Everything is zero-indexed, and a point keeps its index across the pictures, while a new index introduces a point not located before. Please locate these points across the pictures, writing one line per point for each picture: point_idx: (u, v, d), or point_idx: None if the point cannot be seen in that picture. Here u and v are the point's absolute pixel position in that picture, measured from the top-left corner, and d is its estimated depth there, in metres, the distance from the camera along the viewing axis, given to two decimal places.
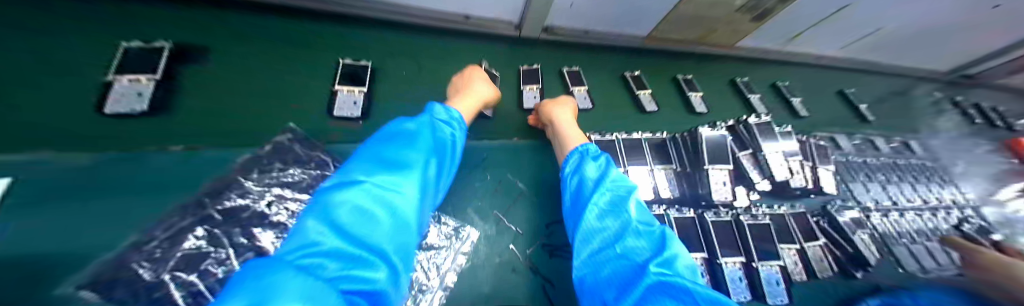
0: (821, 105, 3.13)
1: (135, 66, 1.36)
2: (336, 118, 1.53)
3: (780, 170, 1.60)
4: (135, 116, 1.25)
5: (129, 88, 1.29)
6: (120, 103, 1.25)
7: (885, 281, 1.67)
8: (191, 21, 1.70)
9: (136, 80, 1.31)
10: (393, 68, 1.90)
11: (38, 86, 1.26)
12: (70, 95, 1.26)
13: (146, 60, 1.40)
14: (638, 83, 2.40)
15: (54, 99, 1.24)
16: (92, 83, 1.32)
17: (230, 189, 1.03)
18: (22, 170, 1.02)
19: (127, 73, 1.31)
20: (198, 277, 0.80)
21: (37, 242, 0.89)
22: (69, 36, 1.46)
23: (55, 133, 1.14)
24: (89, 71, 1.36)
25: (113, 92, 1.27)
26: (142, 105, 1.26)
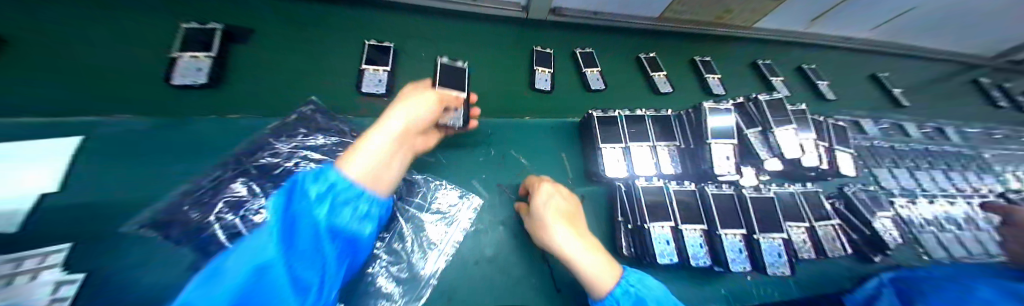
0: (851, 89, 2.95)
1: (195, 45, 1.53)
2: (364, 94, 1.64)
3: (793, 148, 1.55)
4: (196, 88, 1.42)
5: (190, 63, 1.47)
6: (185, 76, 1.42)
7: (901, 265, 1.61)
8: (234, 7, 1.87)
9: (195, 57, 1.49)
10: (411, 49, 1.99)
11: (118, 64, 1.48)
12: (141, 71, 1.47)
13: (201, 39, 1.55)
14: (651, 65, 2.36)
15: (130, 74, 1.45)
16: (160, 62, 1.54)
17: (265, 149, 1.15)
18: (88, 129, 1.17)
19: (189, 51, 1.50)
20: (240, 220, 0.94)
21: (114, 189, 1.06)
22: (138, 21, 1.67)
23: (133, 103, 1.35)
24: (158, 52, 1.58)
25: (178, 66, 1.44)
26: (202, 77, 1.42)
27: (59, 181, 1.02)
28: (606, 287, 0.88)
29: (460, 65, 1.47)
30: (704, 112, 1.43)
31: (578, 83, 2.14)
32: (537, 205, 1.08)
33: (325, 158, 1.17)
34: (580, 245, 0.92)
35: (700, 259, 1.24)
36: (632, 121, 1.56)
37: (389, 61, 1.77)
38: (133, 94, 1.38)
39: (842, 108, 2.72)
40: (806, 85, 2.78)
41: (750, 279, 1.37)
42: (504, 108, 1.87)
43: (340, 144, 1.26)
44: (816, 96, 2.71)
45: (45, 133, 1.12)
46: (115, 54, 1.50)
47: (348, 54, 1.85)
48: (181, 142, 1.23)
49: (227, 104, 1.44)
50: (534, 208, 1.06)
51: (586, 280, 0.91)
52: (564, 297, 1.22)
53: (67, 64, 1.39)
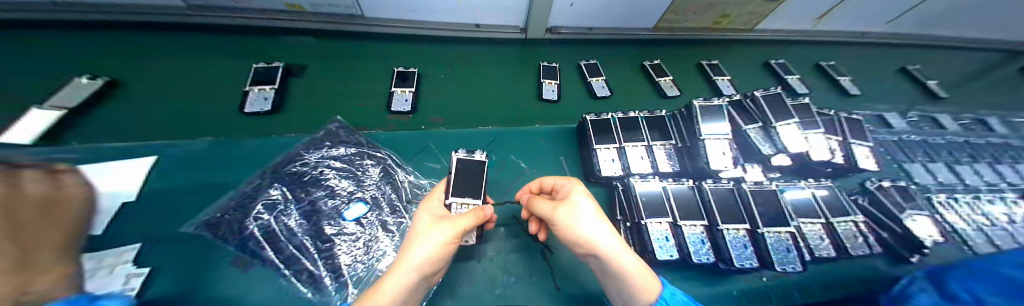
0: (876, 82, 2.80)
1: (261, 80, 1.87)
2: (393, 112, 1.86)
3: (797, 142, 1.52)
4: (263, 114, 1.72)
5: (259, 94, 1.80)
6: (255, 104, 1.74)
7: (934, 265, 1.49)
8: (282, 47, 2.22)
9: (262, 89, 1.82)
10: (432, 72, 2.22)
11: (187, 98, 1.81)
12: (203, 103, 1.79)
13: (268, 74, 1.90)
14: (658, 71, 2.43)
15: (193, 105, 1.77)
16: (218, 94, 1.85)
17: (296, 160, 1.34)
18: (161, 150, 1.43)
19: (257, 85, 1.83)
20: (273, 220, 1.11)
21: (176, 195, 1.28)
22: (206, 64, 2.03)
23: (196, 128, 1.64)
24: (217, 87, 1.90)
25: (250, 97, 1.77)
26: (267, 106, 1.74)
27: (138, 192, 1.26)
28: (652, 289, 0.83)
29: (479, 159, 1.28)
30: (695, 109, 1.49)
31: (584, 91, 2.24)
32: (578, 199, 0.98)
33: (344, 167, 1.37)
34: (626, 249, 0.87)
35: (702, 255, 1.21)
36: (627, 123, 1.61)
37: (412, 83, 2.01)
38: (198, 122, 1.68)
39: (868, 103, 2.58)
40: (822, 81, 2.69)
41: (766, 280, 1.28)
42: (507, 117, 1.98)
43: (359, 154, 1.45)
44: (835, 92, 2.60)
45: (132, 155, 1.40)
46: (188, 91, 1.86)
47: (378, 80, 2.09)
48: (230, 158, 1.45)
49: (269, 126, 1.70)
50: (576, 200, 0.95)
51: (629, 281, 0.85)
52: (565, 294, 1.24)
53: (156, 103, 1.75)
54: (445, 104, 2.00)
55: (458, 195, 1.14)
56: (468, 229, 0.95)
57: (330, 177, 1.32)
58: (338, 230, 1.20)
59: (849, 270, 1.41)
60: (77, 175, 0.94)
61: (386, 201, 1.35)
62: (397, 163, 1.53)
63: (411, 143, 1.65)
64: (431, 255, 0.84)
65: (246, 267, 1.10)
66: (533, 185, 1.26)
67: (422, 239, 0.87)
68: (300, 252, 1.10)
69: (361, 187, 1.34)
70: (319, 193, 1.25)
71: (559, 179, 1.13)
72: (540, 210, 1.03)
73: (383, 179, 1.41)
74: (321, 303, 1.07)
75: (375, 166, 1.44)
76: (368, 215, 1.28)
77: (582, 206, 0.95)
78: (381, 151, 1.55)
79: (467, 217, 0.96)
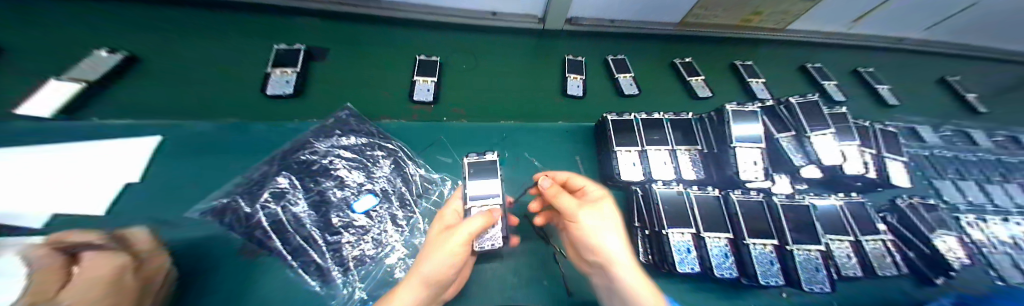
0: (914, 92, 2.64)
1: (283, 61, 1.79)
2: (416, 102, 1.77)
3: (834, 155, 1.42)
4: (285, 97, 1.65)
5: (280, 78, 1.72)
6: (277, 87, 1.67)
7: (955, 289, 1.44)
8: (291, 27, 2.13)
9: (284, 72, 1.74)
10: (453, 61, 2.12)
11: (195, 75, 1.75)
12: (209, 81, 1.73)
13: (290, 56, 1.83)
14: (690, 70, 2.28)
15: (200, 84, 1.70)
16: (225, 73, 1.79)
17: (304, 147, 1.25)
18: (166, 129, 1.38)
19: (278, 67, 1.75)
20: (280, 209, 1.04)
21: (181, 178, 1.25)
22: (212, 41, 1.95)
23: (201, 108, 1.58)
24: (225, 65, 1.84)
25: (271, 81, 1.70)
26: (290, 89, 1.66)
27: (143, 174, 1.22)
28: None
29: (491, 158, 1.19)
30: (727, 114, 1.38)
31: (610, 88, 2.14)
32: (605, 208, 0.91)
33: (355, 157, 1.31)
34: (639, 273, 0.84)
35: (724, 270, 1.18)
36: (650, 125, 1.52)
37: (435, 72, 1.91)
38: (203, 103, 1.61)
39: (903, 113, 2.43)
40: (855, 89, 2.54)
41: (785, 297, 1.24)
42: (523, 111, 1.89)
43: (369, 145, 1.38)
44: (869, 101, 2.45)
45: (138, 132, 1.37)
46: (196, 68, 1.79)
47: (397, 68, 2.00)
48: (234, 142, 1.39)
49: (278, 110, 1.63)
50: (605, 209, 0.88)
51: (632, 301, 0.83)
52: (577, 299, 1.20)
53: (164, 81, 1.69)
54: (462, 95, 1.91)
55: (477, 199, 1.06)
56: (478, 232, 0.82)
57: (340, 167, 1.25)
58: (347, 222, 1.16)
59: (871, 289, 1.35)
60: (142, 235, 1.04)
61: (396, 195, 1.31)
62: (408, 155, 1.47)
63: (422, 134, 1.59)
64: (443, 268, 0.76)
65: (253, 256, 1.07)
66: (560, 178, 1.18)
67: (437, 247, 0.78)
68: (308, 243, 1.05)
69: (370, 178, 1.29)
70: (327, 183, 1.19)
71: (591, 185, 1.06)
72: (560, 205, 0.91)
73: (394, 171, 1.36)
74: (328, 296, 1.05)
75: (386, 158, 1.38)
76: (378, 208, 1.24)
77: (608, 218, 0.88)
78: (392, 142, 1.48)
79: (473, 220, 0.82)
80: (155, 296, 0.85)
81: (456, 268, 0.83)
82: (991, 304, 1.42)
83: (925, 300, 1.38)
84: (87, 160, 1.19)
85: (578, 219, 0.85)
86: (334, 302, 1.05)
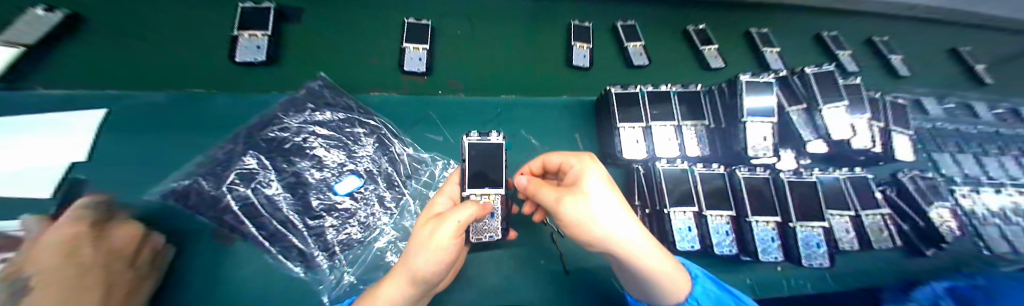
0: (925, 64, 2.53)
1: (252, 21, 1.54)
2: (407, 73, 1.59)
3: (843, 128, 1.34)
4: (256, 65, 1.45)
5: (250, 42, 1.50)
6: (246, 53, 1.46)
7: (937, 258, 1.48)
8: None
9: (253, 35, 1.51)
10: (446, 26, 1.85)
11: (143, 37, 1.50)
12: (159, 46, 1.49)
13: (260, 17, 1.57)
14: (703, 37, 2.10)
15: (151, 49, 1.47)
16: (179, 36, 1.55)
17: (273, 123, 1.12)
18: (113, 103, 1.22)
19: (248, 29, 1.51)
20: (252, 191, 0.95)
21: (141, 159, 1.13)
22: None
23: (155, 78, 1.39)
24: (178, 25, 1.57)
25: (239, 45, 1.48)
26: (261, 55, 1.45)
27: (89, 151, 1.09)
28: (681, 291, 0.71)
29: (495, 141, 1.02)
30: (739, 85, 1.27)
31: (619, 58, 1.96)
32: (589, 183, 0.68)
33: (332, 134, 1.19)
34: (656, 247, 0.67)
35: (725, 247, 1.17)
36: (656, 98, 1.41)
37: (428, 38, 1.67)
38: (150, 73, 1.40)
39: (911, 86, 2.35)
40: (868, 60, 2.42)
41: (780, 270, 1.24)
42: (521, 83, 1.73)
43: (348, 121, 1.25)
44: (880, 73, 2.36)
45: (80, 106, 1.19)
46: (142, 28, 1.53)
47: (382, 34, 1.75)
48: (194, 120, 1.24)
49: (250, 80, 1.43)
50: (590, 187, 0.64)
51: (655, 284, 0.70)
52: (573, 277, 1.19)
53: (108, 42, 1.44)
54: (454, 65, 1.71)
55: (476, 186, 0.98)
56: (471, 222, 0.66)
57: (316, 146, 1.14)
58: (328, 204, 1.07)
59: (857, 260, 1.38)
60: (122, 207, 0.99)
61: (382, 175, 1.21)
62: (393, 132, 1.35)
63: (410, 110, 1.45)
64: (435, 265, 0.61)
65: (229, 242, 1.01)
66: (536, 166, 1.00)
67: (422, 241, 0.62)
68: (286, 227, 0.97)
69: (352, 158, 1.18)
70: (303, 164, 1.08)
71: (567, 158, 0.83)
72: (543, 200, 0.74)
73: (379, 151, 1.25)
74: (315, 281, 1.00)
75: (369, 136, 1.26)
76: (363, 190, 1.15)
77: (598, 195, 0.65)
78: (374, 118, 1.35)
79: (463, 209, 0.66)
80: (146, 274, 0.85)
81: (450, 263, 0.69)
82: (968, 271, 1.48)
83: (908, 269, 1.42)
84: (19, 138, 1.03)
85: (563, 213, 0.66)
86: (322, 287, 1.00)
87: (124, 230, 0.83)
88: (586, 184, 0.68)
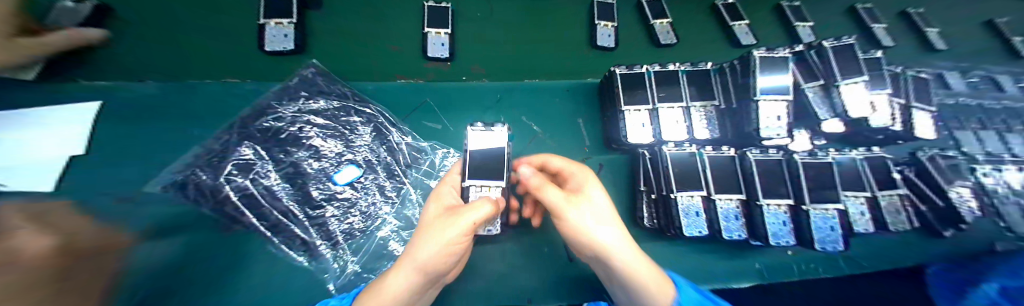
0: (958, 36, 2.36)
1: (278, 8, 1.45)
2: (430, 59, 1.53)
3: (862, 105, 1.26)
4: (286, 54, 1.42)
5: (277, 30, 1.43)
6: (274, 42, 1.41)
7: (942, 240, 1.44)
8: None
9: (280, 23, 1.43)
10: (466, 8, 1.73)
11: (145, 25, 1.43)
12: (161, 34, 1.42)
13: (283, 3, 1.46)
14: (733, 12, 1.97)
15: (154, 37, 1.41)
16: (176, 21, 1.46)
17: (267, 112, 1.10)
18: (102, 95, 1.19)
19: (274, 17, 1.43)
20: (249, 183, 0.92)
21: (133, 153, 1.12)
22: None
23: (166, 68, 1.36)
24: (175, 9, 1.48)
25: (266, 34, 1.41)
26: (290, 44, 1.41)
27: (86, 145, 1.08)
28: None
29: (500, 133, 1.00)
30: (752, 61, 1.20)
31: (644, 37, 1.86)
32: (591, 192, 0.71)
33: (328, 123, 1.16)
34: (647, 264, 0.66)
35: (734, 232, 1.15)
36: (662, 78, 1.34)
37: (450, 22, 1.59)
38: (166, 65, 1.37)
39: (943, 60, 2.21)
40: (900, 34, 2.27)
41: (790, 255, 1.26)
42: (531, 67, 1.65)
43: (345, 110, 1.22)
44: (911, 48, 2.22)
45: (68, 99, 1.16)
46: (138, 14, 1.44)
47: (397, 16, 1.63)
48: (196, 109, 1.23)
49: (275, 69, 1.41)
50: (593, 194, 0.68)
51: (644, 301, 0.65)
52: (578, 265, 1.17)
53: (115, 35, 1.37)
54: (462, 48, 1.63)
55: (476, 177, 0.91)
56: (482, 221, 0.63)
57: (312, 135, 1.11)
58: (329, 194, 1.06)
59: (860, 241, 1.37)
60: (132, 199, 1.01)
61: (381, 165, 1.19)
62: (391, 121, 1.31)
63: (406, 96, 1.39)
64: (439, 258, 0.58)
65: (230, 231, 1.00)
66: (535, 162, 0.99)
67: (428, 232, 0.61)
68: (287, 217, 0.97)
69: (350, 148, 1.16)
70: (300, 153, 1.06)
71: (569, 166, 0.86)
72: (545, 199, 0.69)
73: (377, 140, 1.22)
74: (319, 270, 1.01)
75: (365, 124, 1.23)
76: (363, 180, 1.14)
77: (599, 203, 0.68)
78: (370, 106, 1.30)
79: (480, 206, 0.63)
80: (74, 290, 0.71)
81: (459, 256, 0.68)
82: (968, 253, 1.45)
83: (908, 249, 1.41)
84: (13, 137, 1.03)
85: (567, 215, 0.63)
86: (327, 276, 1.01)
87: (27, 244, 0.60)
88: (587, 193, 0.70)
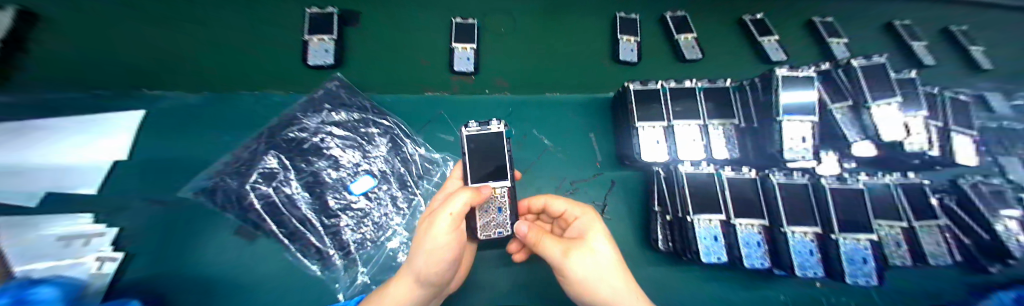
0: (1005, 56, 2.23)
1: (321, 27, 1.50)
2: (455, 73, 1.53)
3: (895, 128, 1.20)
4: (326, 69, 1.42)
5: (319, 46, 1.46)
6: (315, 57, 1.43)
7: (986, 276, 1.33)
8: None
9: (321, 40, 1.46)
10: (491, 23, 1.77)
11: (163, 43, 1.42)
12: (186, 49, 1.42)
13: (326, 22, 1.51)
14: (761, 27, 1.93)
15: (178, 53, 1.40)
16: (198, 36, 1.45)
17: (293, 123, 1.17)
18: (146, 105, 1.29)
19: (316, 34, 1.47)
20: (273, 190, 1.00)
21: (167, 159, 1.19)
22: None
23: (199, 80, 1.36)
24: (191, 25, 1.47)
25: (309, 50, 1.44)
26: (330, 58, 1.41)
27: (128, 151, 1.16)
28: None
29: (495, 130, 0.96)
30: (774, 80, 1.15)
31: (667, 52, 1.85)
32: (593, 241, 0.70)
33: (347, 135, 1.21)
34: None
35: (755, 260, 1.09)
36: (679, 94, 1.33)
37: (475, 37, 1.62)
38: (197, 77, 1.36)
39: (986, 80, 2.08)
40: (940, 52, 2.15)
41: (817, 286, 1.20)
42: (548, 81, 1.63)
43: (362, 121, 1.26)
44: (952, 66, 2.10)
45: (115, 107, 1.26)
46: (154, 35, 1.42)
47: (428, 30, 1.68)
48: (226, 118, 1.30)
49: (309, 78, 1.43)
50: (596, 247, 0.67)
51: None
52: None
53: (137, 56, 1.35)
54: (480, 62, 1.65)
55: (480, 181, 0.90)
56: (466, 211, 0.59)
57: (332, 146, 1.16)
58: (344, 204, 1.09)
59: (896, 275, 1.27)
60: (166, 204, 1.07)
61: (395, 175, 1.22)
62: (406, 133, 1.33)
63: (421, 108, 1.42)
64: (429, 264, 0.57)
65: (251, 238, 1.03)
66: (536, 205, 0.95)
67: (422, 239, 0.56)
68: (304, 225, 1.01)
69: (367, 158, 1.20)
70: (321, 163, 1.11)
71: (569, 208, 0.83)
72: (545, 252, 0.68)
73: (392, 151, 1.25)
74: (331, 280, 1.02)
75: (382, 136, 1.27)
76: (376, 190, 1.16)
77: (600, 254, 0.68)
78: (387, 117, 1.33)
79: (456, 198, 0.58)
80: None
81: (456, 261, 0.66)
82: None
83: (949, 283, 1.30)
84: (54, 142, 1.09)
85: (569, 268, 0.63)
86: (338, 285, 1.02)
87: None
88: (587, 243, 0.70)
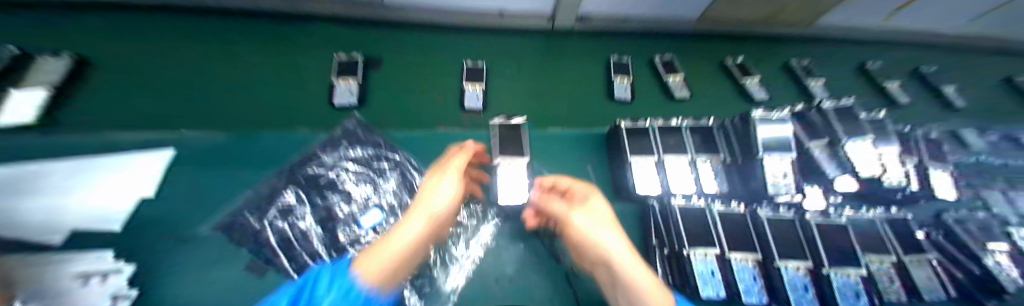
0: (971, 93, 2.42)
1: (349, 71, 1.71)
2: (466, 109, 1.71)
3: (871, 164, 1.29)
4: (350, 108, 1.60)
5: (346, 88, 1.65)
6: (342, 97, 1.62)
7: None
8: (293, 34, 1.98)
9: (348, 82, 1.66)
10: (498, 66, 1.97)
11: (214, 95, 1.65)
12: (231, 100, 1.64)
13: (353, 68, 1.72)
14: (742, 70, 2.14)
15: (225, 103, 1.62)
16: (242, 89, 1.69)
17: (312, 160, 1.27)
18: (175, 143, 1.39)
19: (344, 77, 1.68)
20: (287, 226, 1.04)
21: (186, 194, 1.24)
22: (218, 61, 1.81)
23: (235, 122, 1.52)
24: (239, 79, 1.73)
25: (337, 91, 1.64)
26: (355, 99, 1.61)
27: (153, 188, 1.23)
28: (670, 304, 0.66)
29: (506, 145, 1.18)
30: (752, 122, 1.26)
31: (659, 91, 2.02)
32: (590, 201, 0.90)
33: (361, 170, 1.28)
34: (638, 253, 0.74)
35: (754, 295, 1.10)
36: (668, 132, 1.44)
37: (483, 77, 1.79)
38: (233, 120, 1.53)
39: (958, 116, 2.24)
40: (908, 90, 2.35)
41: None
42: (550, 117, 1.78)
43: (374, 157, 1.34)
44: (921, 103, 2.28)
45: (145, 146, 1.36)
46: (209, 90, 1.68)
47: (443, 74, 1.88)
48: (246, 153, 1.38)
49: (331, 116, 1.58)
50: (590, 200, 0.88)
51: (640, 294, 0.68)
52: None
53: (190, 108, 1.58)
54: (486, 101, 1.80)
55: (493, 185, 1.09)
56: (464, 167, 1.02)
57: (346, 181, 1.22)
58: (353, 238, 1.11)
59: None
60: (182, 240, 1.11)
61: (402, 208, 1.23)
62: (414, 167, 1.41)
63: (429, 143, 1.52)
64: (443, 203, 0.87)
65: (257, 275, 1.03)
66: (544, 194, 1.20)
67: (431, 192, 0.88)
68: (313, 260, 1.02)
69: (377, 192, 1.25)
70: (334, 197, 1.15)
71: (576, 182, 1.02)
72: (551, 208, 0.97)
73: (401, 185, 1.31)
74: None
75: (393, 170, 1.34)
76: (384, 223, 1.16)
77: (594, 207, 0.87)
78: (398, 153, 1.43)
79: (457, 158, 1.04)
80: None
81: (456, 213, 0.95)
82: None
83: None
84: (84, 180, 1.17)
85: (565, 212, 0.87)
86: None
87: None
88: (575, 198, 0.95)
